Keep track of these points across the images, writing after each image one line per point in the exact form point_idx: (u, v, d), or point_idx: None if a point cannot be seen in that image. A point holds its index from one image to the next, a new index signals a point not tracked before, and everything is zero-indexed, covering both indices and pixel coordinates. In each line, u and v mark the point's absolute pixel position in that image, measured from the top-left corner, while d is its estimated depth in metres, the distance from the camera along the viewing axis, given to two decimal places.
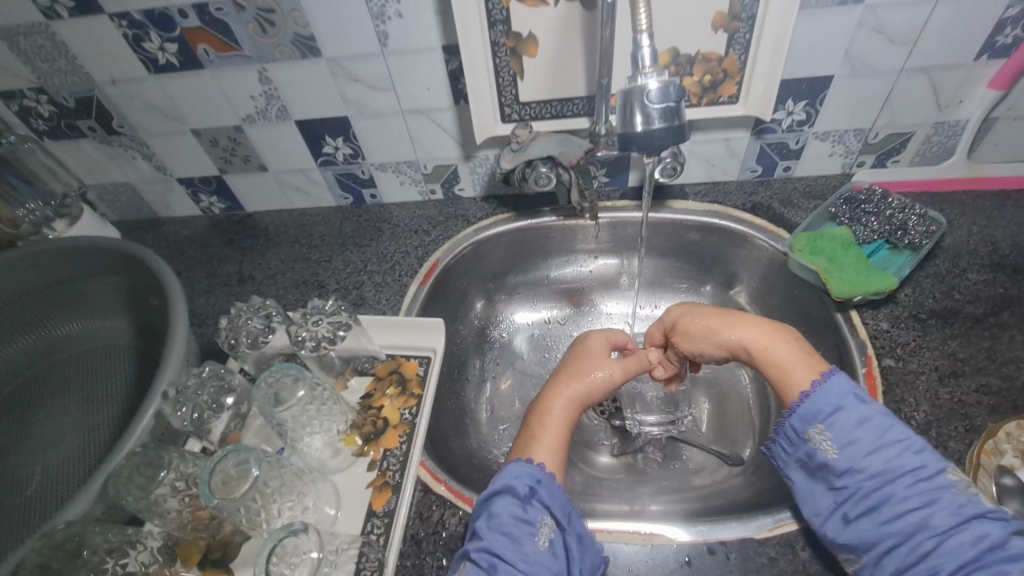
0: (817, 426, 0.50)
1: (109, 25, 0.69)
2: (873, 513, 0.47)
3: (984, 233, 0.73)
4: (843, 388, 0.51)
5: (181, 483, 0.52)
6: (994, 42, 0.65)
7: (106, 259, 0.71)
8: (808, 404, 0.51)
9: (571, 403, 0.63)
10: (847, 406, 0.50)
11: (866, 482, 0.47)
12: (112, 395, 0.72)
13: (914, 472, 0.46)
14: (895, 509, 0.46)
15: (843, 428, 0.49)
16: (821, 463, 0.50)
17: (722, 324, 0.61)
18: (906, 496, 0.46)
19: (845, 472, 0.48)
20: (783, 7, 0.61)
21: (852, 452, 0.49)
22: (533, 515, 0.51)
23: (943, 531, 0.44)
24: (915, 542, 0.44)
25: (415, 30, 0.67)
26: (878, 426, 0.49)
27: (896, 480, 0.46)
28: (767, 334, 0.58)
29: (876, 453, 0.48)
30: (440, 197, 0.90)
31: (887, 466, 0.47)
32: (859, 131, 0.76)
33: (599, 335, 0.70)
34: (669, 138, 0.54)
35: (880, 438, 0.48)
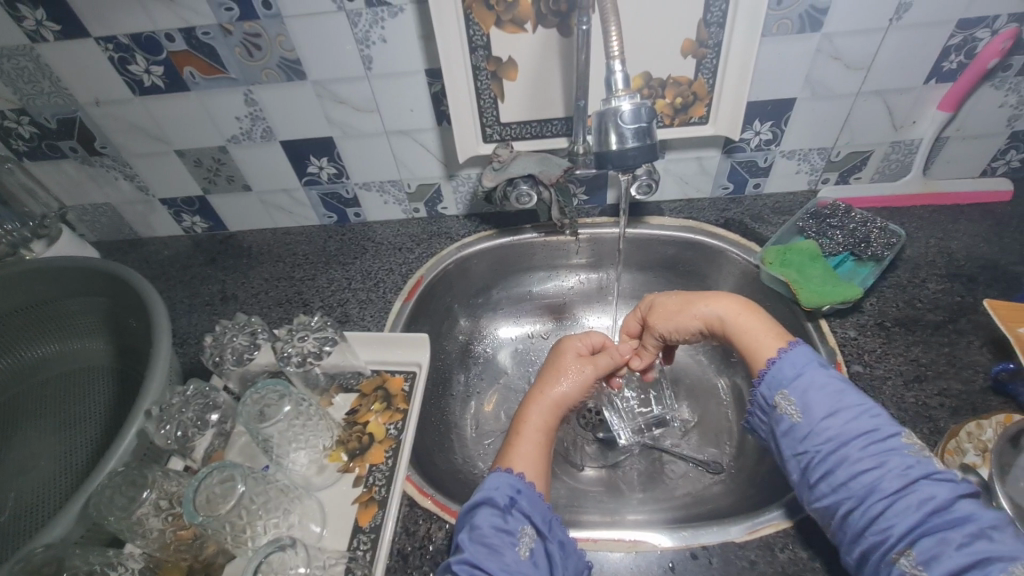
0: (782, 392, 0.53)
1: (94, 48, 0.69)
2: (829, 475, 0.49)
3: (941, 245, 0.77)
4: (806, 357, 0.54)
5: (165, 501, 0.52)
6: (941, 68, 0.70)
7: (87, 278, 0.70)
8: (773, 370, 0.54)
9: (549, 406, 0.64)
10: (808, 373, 0.53)
11: (824, 445, 0.49)
12: (91, 417, 0.71)
13: (868, 435, 0.49)
14: (848, 470, 0.48)
15: (804, 393, 0.52)
16: (785, 429, 0.52)
17: (698, 298, 0.65)
18: (860, 458, 0.48)
19: (806, 435, 0.51)
20: (746, 35, 0.65)
21: (812, 415, 0.51)
22: (513, 525, 0.51)
23: (892, 492, 0.45)
24: (868, 504, 0.46)
25: (399, 55, 0.70)
26: (837, 392, 0.51)
27: (851, 443, 0.48)
28: (738, 307, 0.62)
29: (833, 416, 0.50)
30: (423, 215, 0.92)
31: (843, 429, 0.49)
32: (822, 149, 0.80)
33: (575, 341, 0.70)
34: (642, 156, 0.56)
35: (838, 403, 0.51)
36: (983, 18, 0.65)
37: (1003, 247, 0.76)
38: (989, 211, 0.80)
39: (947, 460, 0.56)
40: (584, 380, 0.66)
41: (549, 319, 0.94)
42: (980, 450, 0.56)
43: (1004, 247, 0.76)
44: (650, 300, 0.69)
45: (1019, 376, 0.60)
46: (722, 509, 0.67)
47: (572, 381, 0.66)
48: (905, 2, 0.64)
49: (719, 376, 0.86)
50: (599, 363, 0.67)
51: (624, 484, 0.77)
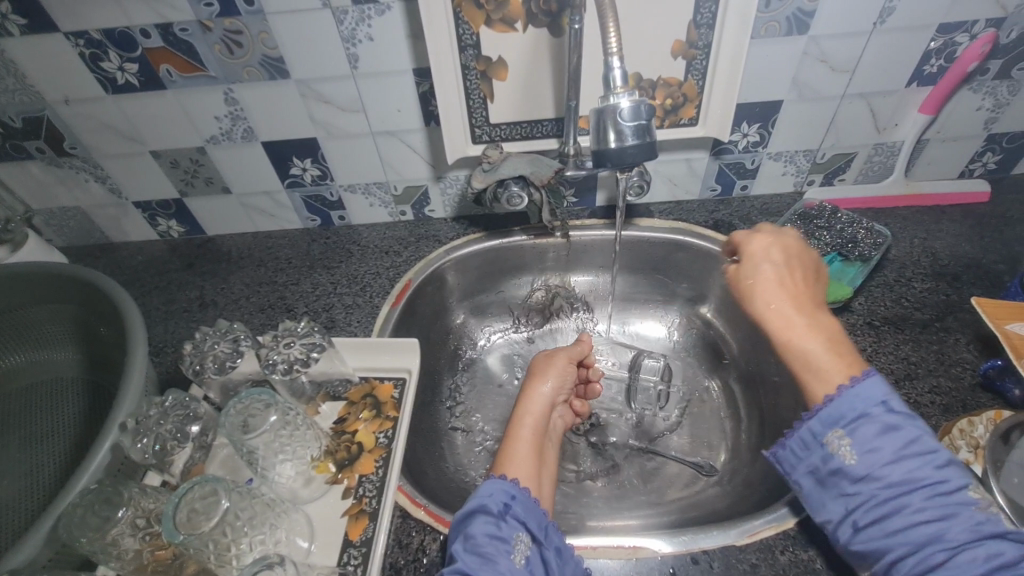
0: (837, 430, 0.47)
1: (65, 44, 0.66)
2: (882, 522, 0.44)
3: (925, 245, 0.78)
4: (875, 396, 0.46)
5: (142, 519, 0.48)
6: (922, 71, 0.71)
7: (56, 285, 0.67)
8: (832, 406, 0.47)
9: (540, 404, 0.67)
10: (873, 412, 0.46)
11: (881, 492, 0.44)
12: (59, 432, 0.67)
13: (935, 484, 0.43)
14: (908, 522, 0.43)
15: (865, 434, 0.45)
16: (834, 468, 0.47)
17: (764, 292, 0.54)
18: (922, 507, 0.43)
19: (860, 479, 0.45)
20: (736, 37, 0.65)
21: (871, 459, 0.45)
22: (508, 532, 0.50)
23: (958, 550, 0.41)
24: (926, 556, 0.42)
25: (386, 53, 0.68)
26: (902, 434, 0.45)
27: (913, 492, 0.43)
28: (801, 326, 0.51)
29: (897, 463, 0.44)
30: (410, 218, 0.90)
31: (906, 477, 0.44)
32: (808, 151, 0.81)
33: (541, 354, 0.77)
34: (641, 154, 0.56)
35: (901, 446, 0.44)
36: (962, 23, 0.66)
37: (984, 246, 0.78)
38: (969, 212, 0.82)
39: None
40: (557, 372, 0.72)
41: (539, 323, 0.93)
42: (973, 445, 0.56)
43: (985, 247, 0.77)
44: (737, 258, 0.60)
45: (1007, 373, 0.61)
46: (720, 511, 0.67)
47: (548, 378, 0.71)
48: (890, 6, 0.65)
49: (710, 377, 0.86)
50: (566, 352, 0.75)
51: (620, 488, 0.75)
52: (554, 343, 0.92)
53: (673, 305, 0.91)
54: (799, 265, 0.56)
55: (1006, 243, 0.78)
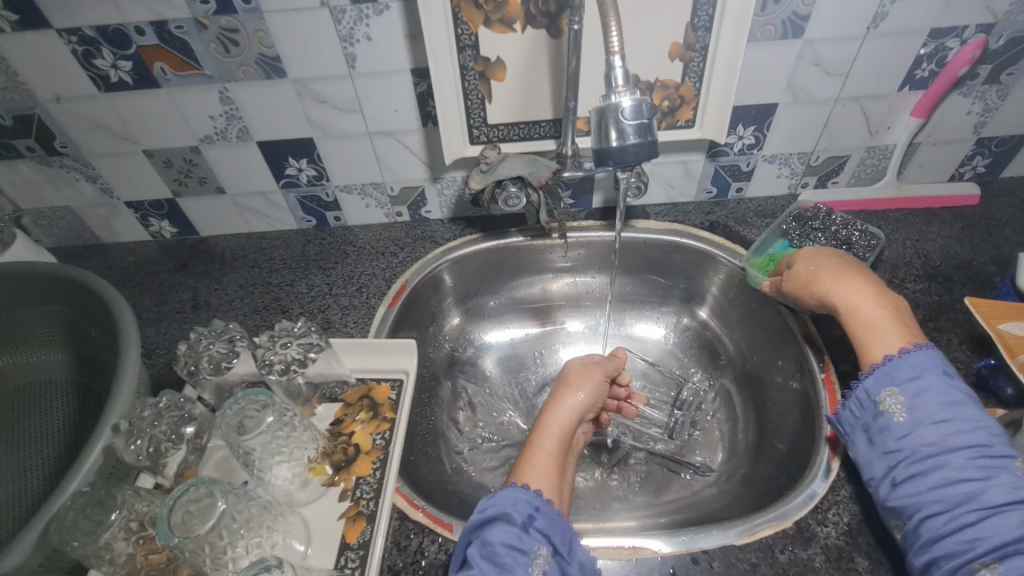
0: (892, 391, 0.54)
1: (57, 41, 0.65)
2: (920, 477, 0.50)
3: (917, 247, 0.79)
4: (930, 363, 0.54)
5: (135, 523, 0.47)
6: (914, 76, 0.72)
7: (46, 286, 0.65)
8: (890, 369, 0.55)
9: (564, 416, 0.64)
10: (928, 378, 0.53)
11: (925, 449, 0.50)
12: (47, 436, 0.65)
13: (978, 448, 0.49)
14: (946, 477, 0.49)
15: (918, 396, 0.52)
16: (884, 426, 0.53)
17: (830, 274, 0.63)
18: (962, 467, 0.48)
19: (906, 436, 0.52)
20: (733, 39, 0.66)
21: (919, 420, 0.52)
22: (529, 544, 0.49)
23: (991, 506, 0.46)
24: (958, 511, 0.47)
25: (384, 53, 0.68)
26: (953, 403, 0.52)
27: (954, 452, 0.49)
28: (868, 299, 0.60)
29: (944, 425, 0.50)
30: (406, 219, 0.90)
31: (950, 438, 0.50)
32: (802, 154, 0.82)
33: (577, 361, 0.73)
34: (643, 153, 0.56)
35: (949, 411, 0.51)
36: (953, 28, 0.68)
37: (974, 248, 0.79)
38: (960, 214, 0.83)
39: None
40: (593, 385, 0.68)
41: (535, 324, 0.93)
42: None
43: (976, 249, 0.79)
44: (789, 259, 0.68)
45: (1000, 372, 0.62)
46: (717, 512, 0.67)
47: (582, 388, 0.67)
48: (883, 11, 0.66)
49: (706, 378, 0.86)
50: (603, 367, 0.72)
51: (617, 490, 0.75)
52: (550, 345, 0.92)
53: (668, 306, 0.91)
54: (850, 259, 0.66)
55: (996, 245, 0.79)
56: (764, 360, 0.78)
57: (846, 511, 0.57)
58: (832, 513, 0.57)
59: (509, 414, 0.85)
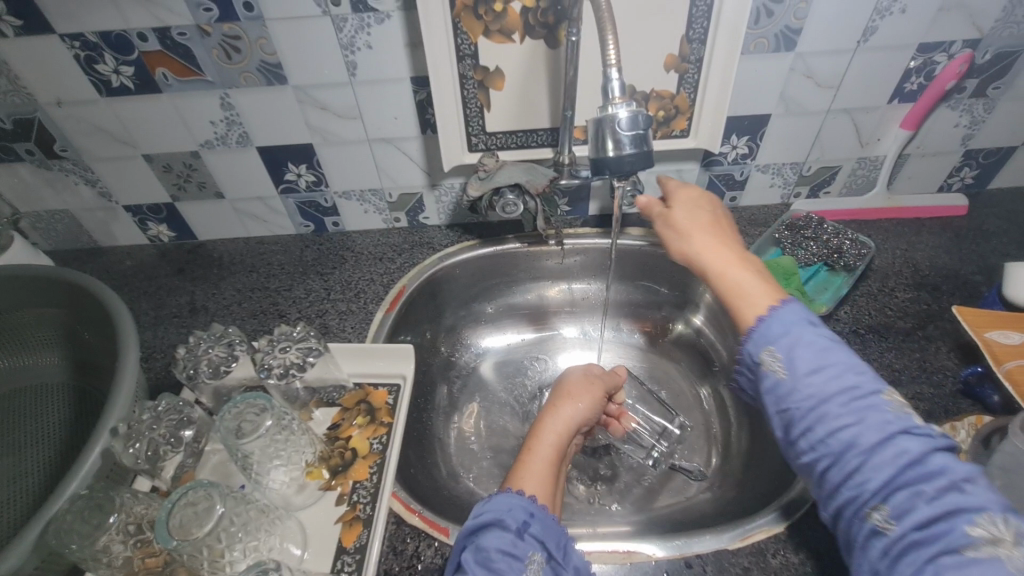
0: (769, 348, 0.46)
1: (60, 46, 0.66)
2: (807, 436, 0.42)
3: (906, 256, 0.81)
4: (794, 316, 0.47)
5: (134, 525, 0.48)
6: (903, 88, 0.74)
7: (44, 289, 0.66)
8: (762, 330, 0.47)
9: (563, 424, 0.65)
10: (799, 329, 0.46)
11: (804, 404, 0.43)
12: (43, 440, 0.65)
13: (851, 391, 0.42)
14: (820, 427, 0.42)
15: (791, 347, 0.45)
16: (767, 389, 0.46)
17: (690, 235, 0.57)
18: (839, 415, 0.41)
19: (778, 393, 0.45)
20: (727, 51, 0.67)
21: (796, 372, 0.44)
22: (523, 550, 0.49)
23: (869, 449, 0.39)
24: (842, 463, 0.40)
25: (385, 62, 0.69)
26: (824, 347, 0.44)
27: (829, 401, 0.42)
28: (734, 262, 0.54)
29: (817, 371, 0.43)
30: (404, 224, 0.90)
31: (820, 385, 0.43)
32: (794, 164, 0.83)
33: (578, 370, 0.74)
34: (639, 163, 0.57)
35: (816, 355, 0.44)
36: (940, 43, 0.69)
37: (962, 257, 0.80)
38: (948, 224, 0.85)
39: None
40: (592, 398, 0.69)
41: (531, 330, 0.94)
42: None
43: (964, 258, 0.80)
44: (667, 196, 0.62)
45: (986, 379, 0.64)
46: (710, 516, 0.68)
47: (581, 399, 0.68)
48: (872, 26, 0.67)
49: (700, 384, 0.87)
50: (603, 381, 0.73)
51: (611, 495, 0.76)
52: (546, 350, 0.93)
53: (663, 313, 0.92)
54: (711, 209, 0.60)
55: (983, 255, 0.80)
56: None
57: None
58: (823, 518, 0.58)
59: (505, 420, 0.86)
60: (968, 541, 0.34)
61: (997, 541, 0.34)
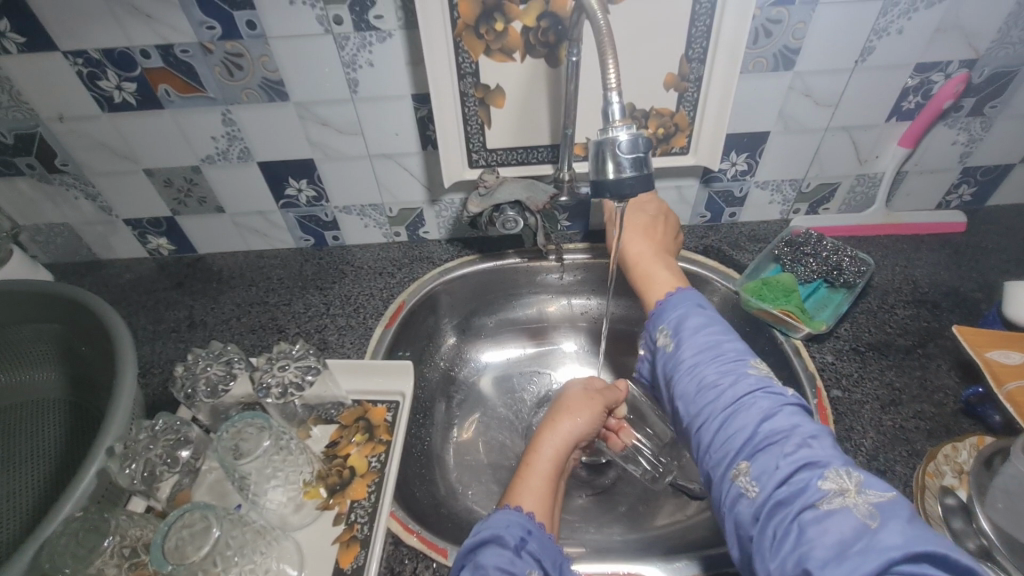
0: (665, 330, 0.58)
1: (63, 62, 0.66)
2: (688, 398, 0.52)
3: (906, 273, 0.81)
4: (684, 300, 0.60)
5: (129, 549, 0.47)
6: (901, 107, 0.75)
7: (46, 305, 0.65)
8: (660, 316, 0.60)
9: (562, 439, 0.64)
10: (688, 314, 0.58)
11: (687, 372, 0.54)
12: (39, 457, 0.65)
13: (724, 361, 0.52)
14: (702, 389, 0.52)
15: (682, 328, 0.57)
16: (664, 364, 0.57)
17: (632, 230, 0.73)
18: (712, 379, 0.51)
19: (671, 362, 0.55)
20: (727, 70, 0.68)
21: (682, 347, 0.55)
22: (521, 568, 0.49)
23: (733, 407, 0.48)
24: (712, 420, 0.49)
25: (386, 80, 0.70)
26: (706, 329, 0.56)
27: (706, 368, 0.52)
28: (650, 255, 0.70)
29: (698, 346, 0.54)
30: (404, 239, 0.90)
31: (701, 355, 0.54)
32: (793, 181, 0.83)
33: (578, 385, 0.72)
34: (639, 185, 0.56)
35: (702, 332, 0.56)
36: (936, 64, 0.70)
37: (962, 275, 0.80)
38: (947, 241, 0.85)
39: (929, 482, 0.57)
40: (593, 414, 0.68)
41: (530, 344, 0.94)
42: (957, 471, 0.57)
43: (963, 275, 0.80)
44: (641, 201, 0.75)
45: (988, 399, 0.63)
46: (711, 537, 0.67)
47: (581, 414, 0.67)
48: (870, 46, 0.68)
49: None
50: (604, 397, 0.71)
51: (611, 514, 0.76)
52: (545, 365, 0.93)
53: None
54: (660, 216, 0.74)
55: (982, 272, 0.81)
56: None
57: None
58: None
59: (504, 435, 0.85)
60: (820, 494, 0.41)
61: (844, 490, 0.40)
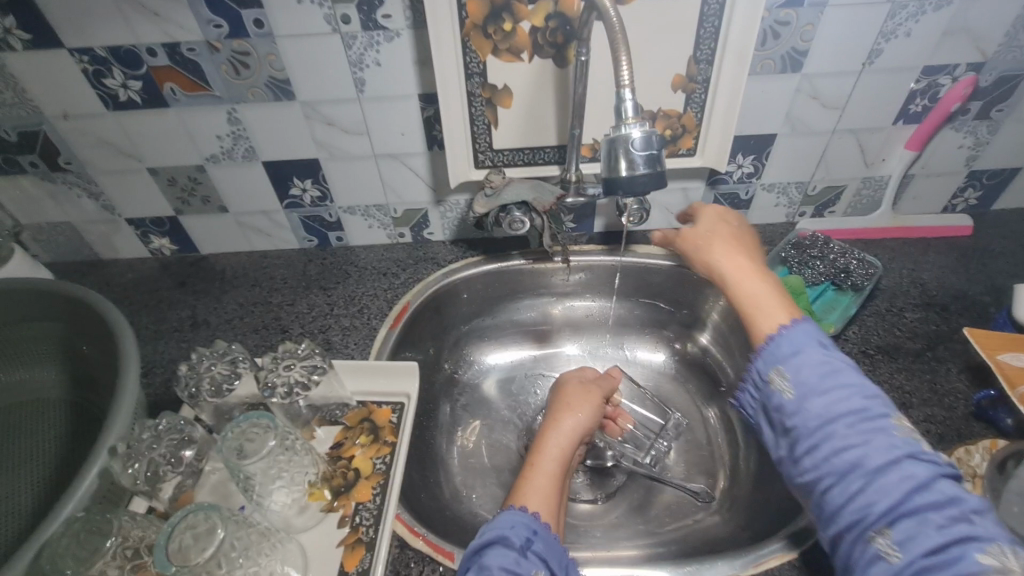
0: (779, 367, 0.50)
1: (69, 60, 0.66)
2: (813, 451, 0.46)
3: (913, 276, 0.81)
4: (807, 333, 0.50)
5: (131, 550, 0.46)
6: (908, 110, 0.75)
7: (46, 303, 0.64)
8: (774, 347, 0.51)
9: (566, 436, 0.64)
10: (808, 350, 0.50)
11: (813, 423, 0.46)
12: (38, 457, 0.64)
13: (856, 412, 0.45)
14: (835, 447, 0.45)
15: (803, 368, 0.49)
16: (777, 406, 0.49)
17: (707, 246, 0.63)
18: (846, 435, 0.45)
19: (794, 411, 0.48)
20: (735, 71, 0.67)
21: (805, 393, 0.48)
22: (527, 568, 0.48)
23: (875, 471, 0.42)
24: (847, 483, 0.43)
25: (393, 79, 0.69)
26: (831, 370, 0.48)
27: (837, 422, 0.45)
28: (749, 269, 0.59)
29: (823, 393, 0.47)
30: (408, 240, 0.90)
31: (833, 406, 0.46)
32: (799, 183, 0.83)
33: (575, 378, 0.74)
34: (652, 183, 0.57)
35: (831, 376, 0.47)
36: (944, 66, 0.70)
37: (969, 278, 0.80)
38: (955, 244, 0.85)
39: None
40: (592, 407, 0.68)
41: (534, 347, 0.93)
42: (971, 475, 0.57)
43: (971, 279, 0.80)
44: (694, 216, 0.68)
45: (1000, 403, 0.63)
46: (719, 541, 0.66)
47: (581, 410, 0.67)
48: (878, 48, 0.68)
49: (706, 404, 0.86)
50: (601, 388, 0.73)
51: (617, 518, 0.75)
52: (549, 368, 0.92)
53: (669, 332, 0.92)
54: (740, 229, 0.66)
55: (990, 275, 0.80)
56: None
57: None
58: None
59: (509, 438, 0.84)
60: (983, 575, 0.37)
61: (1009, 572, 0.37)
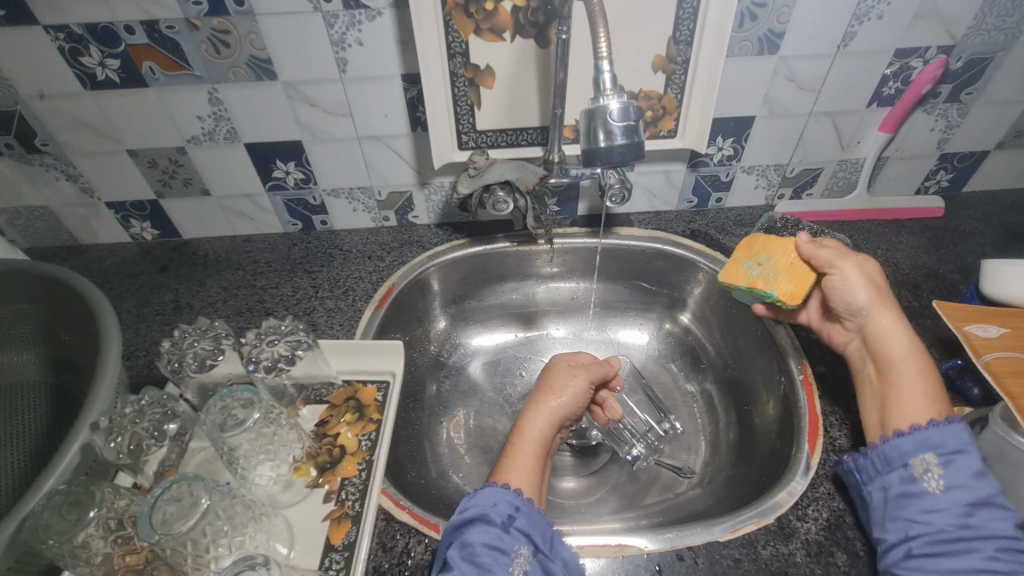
0: (929, 456, 0.52)
1: (44, 37, 0.65)
2: (943, 556, 0.48)
3: (887, 255, 0.83)
4: (969, 438, 0.52)
5: (114, 521, 0.47)
6: (881, 93, 0.76)
7: (25, 284, 0.64)
8: (933, 433, 0.53)
9: (548, 419, 0.64)
10: (968, 452, 0.52)
11: (952, 529, 0.49)
12: (19, 439, 0.63)
13: (1008, 539, 0.48)
14: (975, 566, 0.47)
15: (955, 469, 0.51)
16: (911, 492, 0.52)
17: (873, 289, 0.62)
18: (989, 555, 0.47)
19: (934, 509, 0.50)
20: (713, 53, 0.69)
21: (951, 496, 0.50)
22: (509, 544, 0.50)
23: None
24: None
25: (375, 58, 0.69)
26: (987, 484, 0.51)
27: (984, 540, 0.48)
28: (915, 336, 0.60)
29: (974, 506, 0.49)
30: (393, 223, 0.90)
31: (982, 523, 0.49)
32: (778, 166, 0.85)
33: (563, 362, 0.72)
34: (629, 153, 0.58)
35: (988, 495, 0.50)
36: (915, 49, 0.72)
37: (940, 257, 0.82)
38: (927, 225, 0.88)
39: None
40: (578, 391, 0.67)
41: (519, 329, 0.94)
42: None
43: (942, 258, 0.82)
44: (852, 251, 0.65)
45: (966, 372, 0.66)
46: (701, 512, 0.68)
47: (565, 391, 0.67)
48: (851, 31, 0.69)
49: (688, 382, 0.87)
50: (589, 371, 0.70)
51: (602, 494, 0.76)
52: (534, 350, 0.93)
53: (652, 313, 0.93)
54: None
55: (960, 255, 0.83)
56: (743, 364, 0.80)
57: (825, 506, 0.58)
58: (812, 509, 0.58)
59: (495, 419, 0.85)
60: None
61: None
